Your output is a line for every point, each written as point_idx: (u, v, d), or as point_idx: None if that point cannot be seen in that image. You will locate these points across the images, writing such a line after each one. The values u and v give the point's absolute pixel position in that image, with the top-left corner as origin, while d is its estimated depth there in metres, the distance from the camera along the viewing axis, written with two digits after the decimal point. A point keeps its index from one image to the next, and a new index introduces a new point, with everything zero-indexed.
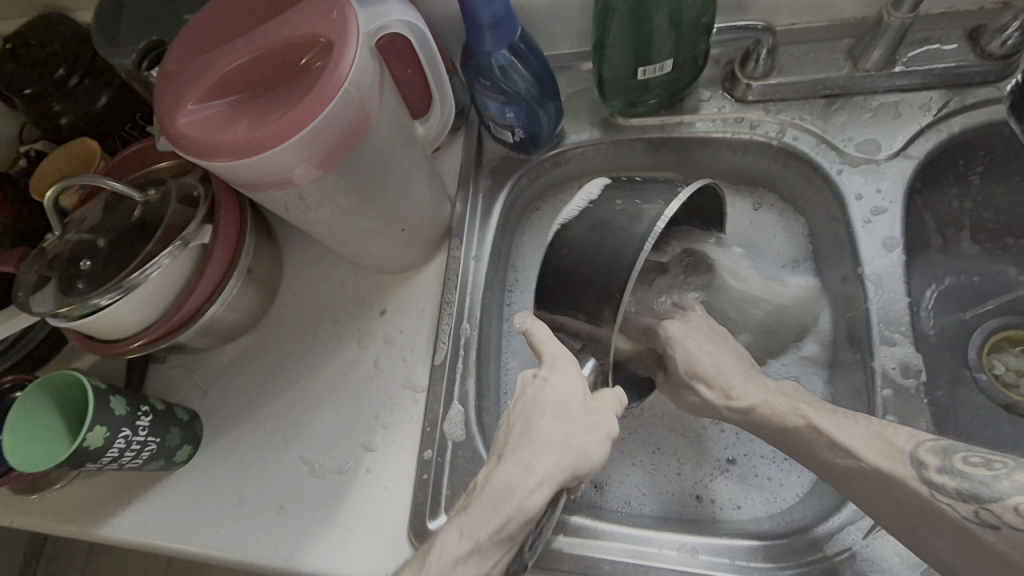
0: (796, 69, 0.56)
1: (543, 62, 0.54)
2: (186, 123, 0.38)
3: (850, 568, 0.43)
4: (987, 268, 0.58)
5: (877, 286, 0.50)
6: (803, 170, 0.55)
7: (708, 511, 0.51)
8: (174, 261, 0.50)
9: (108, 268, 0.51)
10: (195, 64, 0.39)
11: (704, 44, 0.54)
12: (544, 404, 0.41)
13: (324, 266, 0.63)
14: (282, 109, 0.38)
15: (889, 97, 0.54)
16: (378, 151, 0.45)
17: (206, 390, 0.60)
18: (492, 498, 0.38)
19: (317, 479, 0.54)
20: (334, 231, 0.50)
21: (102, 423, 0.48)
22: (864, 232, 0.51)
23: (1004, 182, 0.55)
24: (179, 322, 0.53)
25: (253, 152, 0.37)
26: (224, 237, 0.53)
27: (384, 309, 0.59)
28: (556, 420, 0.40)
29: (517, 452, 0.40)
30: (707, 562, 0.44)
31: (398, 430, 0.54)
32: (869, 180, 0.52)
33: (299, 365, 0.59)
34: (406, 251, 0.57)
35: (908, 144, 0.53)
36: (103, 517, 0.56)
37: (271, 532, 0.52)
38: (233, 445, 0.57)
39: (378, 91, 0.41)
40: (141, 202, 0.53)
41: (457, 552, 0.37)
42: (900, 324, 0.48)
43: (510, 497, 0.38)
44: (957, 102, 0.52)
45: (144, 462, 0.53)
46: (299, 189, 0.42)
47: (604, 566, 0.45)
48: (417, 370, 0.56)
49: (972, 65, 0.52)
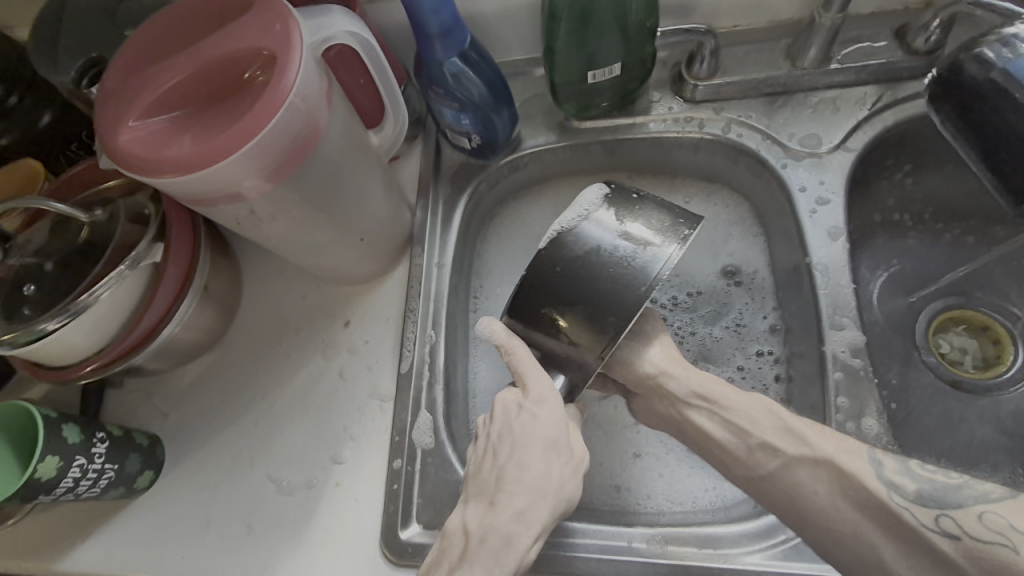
0: (739, 68, 0.58)
1: (495, 68, 0.55)
2: (126, 140, 0.37)
3: (811, 548, 0.44)
4: (928, 252, 0.61)
5: (824, 276, 0.52)
6: (751, 165, 0.57)
7: (680, 505, 0.52)
8: (125, 281, 0.48)
9: (55, 292, 0.50)
10: (135, 80, 0.38)
11: (650, 47, 0.55)
12: (533, 439, 0.43)
13: (284, 279, 0.62)
14: (226, 122, 0.37)
15: (828, 93, 0.57)
16: (330, 161, 0.45)
17: (166, 413, 0.59)
18: (492, 554, 0.39)
19: (285, 496, 0.53)
20: (290, 243, 0.49)
21: (55, 452, 0.46)
22: (810, 223, 0.53)
23: (937, 170, 0.58)
24: (134, 343, 0.51)
25: (198, 167, 0.37)
26: (177, 254, 0.52)
27: (348, 320, 0.59)
28: (543, 454, 0.43)
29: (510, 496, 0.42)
30: (675, 552, 0.45)
31: (366, 440, 0.54)
32: (813, 174, 0.55)
33: (263, 380, 0.58)
34: (367, 260, 0.56)
35: (847, 137, 0.55)
36: (61, 551, 0.54)
37: (241, 552, 0.51)
38: (197, 468, 0.56)
39: (326, 101, 0.41)
40: (88, 223, 0.52)
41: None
42: (848, 309, 0.50)
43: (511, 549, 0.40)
44: (890, 96, 0.55)
45: (102, 490, 0.51)
46: (249, 203, 0.42)
47: (577, 564, 0.46)
48: (384, 379, 0.56)
49: (901, 61, 0.55)
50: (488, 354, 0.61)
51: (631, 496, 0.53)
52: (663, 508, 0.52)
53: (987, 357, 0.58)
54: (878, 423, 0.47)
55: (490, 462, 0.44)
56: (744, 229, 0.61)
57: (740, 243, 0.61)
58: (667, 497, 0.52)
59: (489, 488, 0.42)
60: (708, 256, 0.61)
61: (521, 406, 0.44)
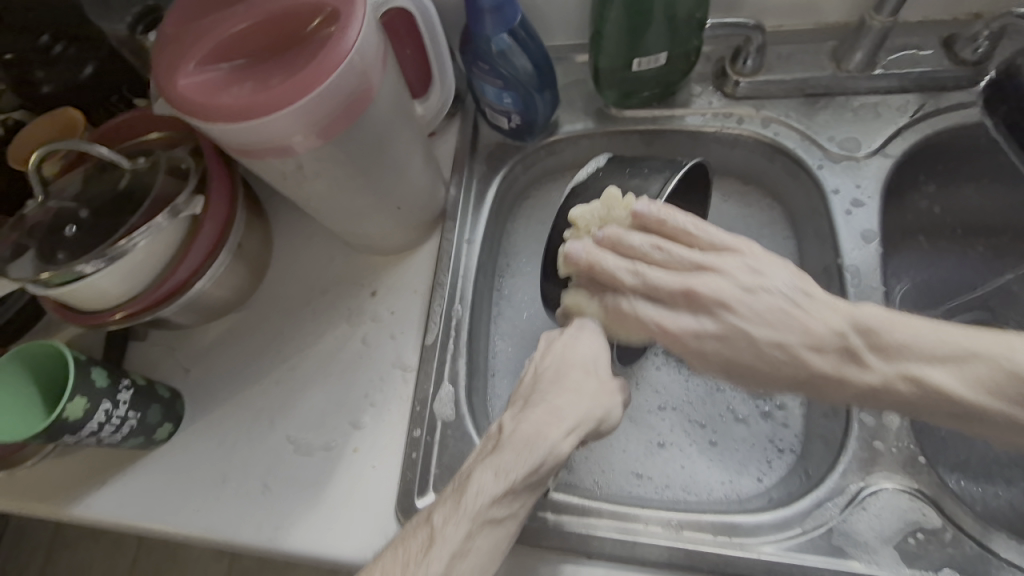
0: (783, 68, 0.58)
1: (542, 49, 0.55)
2: (185, 84, 0.37)
3: (828, 543, 0.44)
4: (954, 266, 0.61)
5: (855, 277, 0.52)
6: (788, 165, 0.58)
7: (699, 496, 0.52)
8: (163, 230, 0.49)
9: (93, 236, 0.50)
10: (197, 26, 0.39)
11: (697, 40, 0.55)
12: (574, 355, 0.43)
13: (314, 245, 0.63)
14: (285, 74, 0.38)
15: (870, 98, 0.57)
16: (378, 124, 0.45)
17: (188, 368, 0.59)
18: (523, 440, 0.39)
19: (303, 457, 0.53)
20: (330, 205, 0.50)
21: (82, 394, 0.47)
22: (844, 224, 0.53)
23: (973, 183, 0.59)
24: (165, 293, 0.52)
25: (254, 116, 0.37)
26: (214, 209, 0.52)
27: (375, 290, 0.59)
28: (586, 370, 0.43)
29: (546, 400, 0.41)
30: (690, 537, 0.46)
31: (387, 408, 0.54)
32: (849, 176, 0.55)
33: (289, 342, 0.59)
34: (400, 230, 0.57)
35: (886, 143, 0.55)
36: (76, 497, 0.55)
37: (256, 510, 0.52)
38: (218, 422, 0.56)
39: (381, 64, 0.42)
40: (129, 170, 0.52)
41: (493, 492, 0.38)
42: None
43: (542, 441, 0.39)
44: (932, 105, 0.55)
45: (123, 438, 0.52)
46: (298, 158, 0.42)
47: (592, 543, 0.46)
48: (408, 350, 0.56)
49: (946, 70, 0.55)
50: (512, 333, 0.61)
51: (651, 482, 0.53)
52: (679, 497, 0.53)
53: None
54: (900, 419, 0.48)
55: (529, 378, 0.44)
56: (775, 231, 0.61)
57: (771, 245, 0.61)
58: (683, 487, 0.53)
59: (526, 392, 0.43)
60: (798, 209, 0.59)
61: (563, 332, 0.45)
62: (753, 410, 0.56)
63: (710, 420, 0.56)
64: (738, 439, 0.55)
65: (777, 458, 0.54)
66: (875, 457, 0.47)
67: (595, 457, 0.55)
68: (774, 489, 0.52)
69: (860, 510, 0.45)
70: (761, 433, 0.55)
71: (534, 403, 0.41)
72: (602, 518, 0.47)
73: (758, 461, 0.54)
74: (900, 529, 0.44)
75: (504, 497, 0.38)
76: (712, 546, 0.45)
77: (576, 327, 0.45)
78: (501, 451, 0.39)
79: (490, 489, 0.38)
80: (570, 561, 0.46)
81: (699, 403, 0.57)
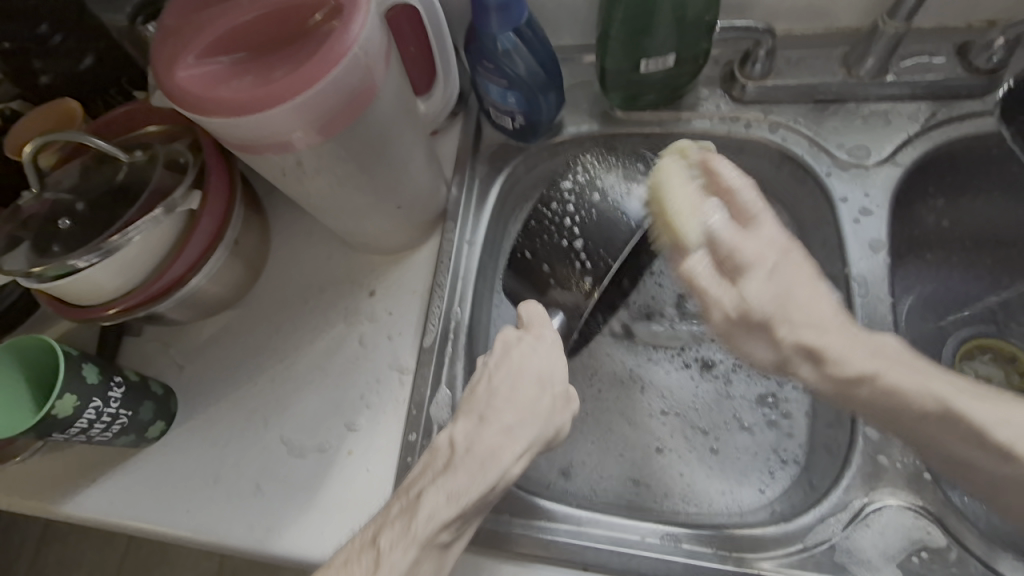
0: (793, 72, 0.57)
1: (548, 49, 0.54)
2: (184, 77, 0.36)
3: (830, 560, 0.43)
4: (962, 278, 0.61)
5: (862, 288, 0.51)
6: (795, 172, 0.57)
7: (700, 506, 0.52)
8: (159, 225, 0.48)
9: (87, 230, 0.49)
10: (197, 18, 0.38)
11: (706, 43, 0.54)
12: (532, 367, 0.43)
13: (313, 242, 0.62)
14: (286, 68, 0.37)
15: (880, 105, 0.56)
16: (380, 121, 0.44)
17: (182, 366, 0.58)
18: (478, 462, 0.39)
19: (296, 458, 0.52)
20: (329, 203, 0.49)
21: (73, 390, 0.46)
22: (852, 233, 0.52)
23: (983, 194, 0.58)
24: (161, 289, 0.51)
25: (253, 111, 0.36)
26: (212, 204, 0.51)
27: (373, 290, 0.58)
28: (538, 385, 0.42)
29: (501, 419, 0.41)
30: (689, 550, 0.45)
31: (382, 411, 0.53)
32: (858, 185, 0.54)
33: (285, 340, 0.58)
34: (399, 230, 0.56)
35: (896, 151, 0.54)
36: (65, 493, 0.54)
37: (247, 512, 0.51)
38: (211, 421, 0.55)
39: (384, 60, 0.41)
40: (127, 163, 0.52)
41: (444, 517, 0.37)
42: (884, 323, 0.50)
43: (495, 464, 0.39)
44: (944, 114, 0.54)
45: (114, 436, 0.51)
46: (297, 154, 0.41)
47: (588, 554, 0.45)
48: (405, 351, 0.55)
49: (960, 78, 0.54)
50: None
51: (650, 492, 0.53)
52: (679, 507, 0.52)
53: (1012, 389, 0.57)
54: None
55: (484, 383, 0.43)
56: None
57: None
58: (682, 496, 0.52)
59: (480, 406, 0.42)
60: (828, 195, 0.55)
61: (521, 338, 0.45)
62: (758, 419, 0.55)
63: (712, 428, 0.55)
64: (740, 448, 0.54)
65: (779, 467, 0.53)
66: (879, 472, 0.46)
67: (594, 464, 0.54)
68: (776, 501, 0.51)
69: (864, 527, 0.44)
70: (765, 442, 0.54)
71: (488, 420, 0.41)
72: (599, 529, 0.46)
73: (760, 472, 0.53)
74: (903, 547, 0.43)
75: (452, 522, 0.38)
76: (711, 560, 0.44)
77: (535, 339, 0.44)
78: (454, 472, 0.39)
79: (442, 517, 0.37)
80: (566, 572, 0.45)
81: (699, 409, 0.56)
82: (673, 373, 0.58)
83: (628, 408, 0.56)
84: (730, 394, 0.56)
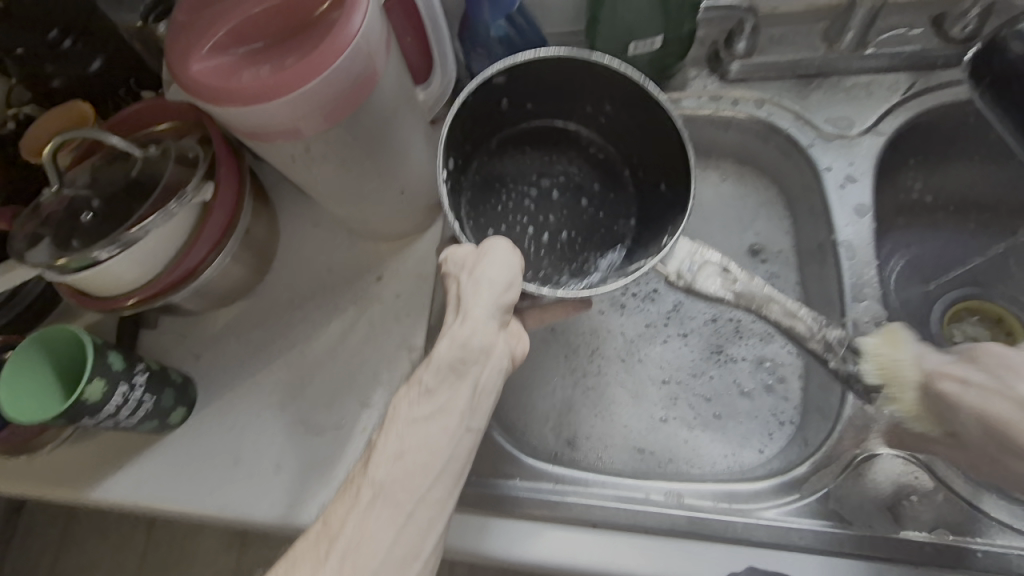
0: (776, 49, 0.59)
1: (539, 36, 0.56)
2: (197, 69, 0.38)
3: (823, 507, 0.46)
4: (948, 242, 0.64)
5: (848, 252, 0.53)
6: (781, 144, 0.59)
7: (703, 467, 0.54)
8: (176, 216, 0.50)
9: (106, 225, 0.51)
10: (210, 12, 0.39)
11: (690, 25, 0.56)
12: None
13: (321, 230, 0.64)
14: (294, 57, 0.39)
15: (862, 77, 0.58)
16: (382, 108, 0.46)
17: (200, 355, 0.61)
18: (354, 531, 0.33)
19: (314, 437, 0.55)
20: (335, 187, 0.51)
21: (101, 376, 0.48)
22: (836, 199, 0.55)
23: (965, 160, 0.60)
24: (176, 279, 0.53)
25: (266, 99, 0.38)
26: (224, 196, 0.53)
27: (380, 275, 0.60)
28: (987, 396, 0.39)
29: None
30: (692, 504, 0.47)
31: (394, 389, 0.56)
32: (844, 154, 0.56)
33: (297, 327, 0.60)
34: (404, 215, 0.58)
35: (878, 121, 0.56)
36: (94, 480, 0.56)
37: (269, 488, 0.53)
38: (230, 407, 0.58)
39: (384, 48, 0.43)
40: (141, 159, 0.54)
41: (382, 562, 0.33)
42: (871, 284, 0.52)
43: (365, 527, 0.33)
44: (923, 83, 0.56)
45: (139, 421, 0.53)
46: (306, 140, 0.43)
47: (597, 513, 0.47)
48: (414, 331, 0.57)
49: (936, 49, 0.56)
50: None
51: (653, 458, 0.55)
52: (683, 470, 0.54)
53: None
54: None
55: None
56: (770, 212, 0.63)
57: (767, 227, 0.63)
58: (687, 461, 0.55)
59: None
60: (819, 163, 0.56)
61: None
62: (756, 383, 0.58)
63: (714, 396, 0.58)
64: (740, 415, 0.57)
65: (724, 325, 0.61)
66: (866, 424, 0.48)
67: (595, 434, 0.57)
68: (775, 459, 0.54)
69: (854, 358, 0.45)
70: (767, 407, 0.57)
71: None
72: (619, 491, 0.48)
73: (759, 434, 0.56)
74: (893, 493, 0.46)
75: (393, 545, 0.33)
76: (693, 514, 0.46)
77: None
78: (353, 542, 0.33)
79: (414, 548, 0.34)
80: (576, 532, 0.47)
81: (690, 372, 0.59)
82: (668, 346, 0.60)
83: (629, 378, 0.59)
84: (734, 360, 0.59)
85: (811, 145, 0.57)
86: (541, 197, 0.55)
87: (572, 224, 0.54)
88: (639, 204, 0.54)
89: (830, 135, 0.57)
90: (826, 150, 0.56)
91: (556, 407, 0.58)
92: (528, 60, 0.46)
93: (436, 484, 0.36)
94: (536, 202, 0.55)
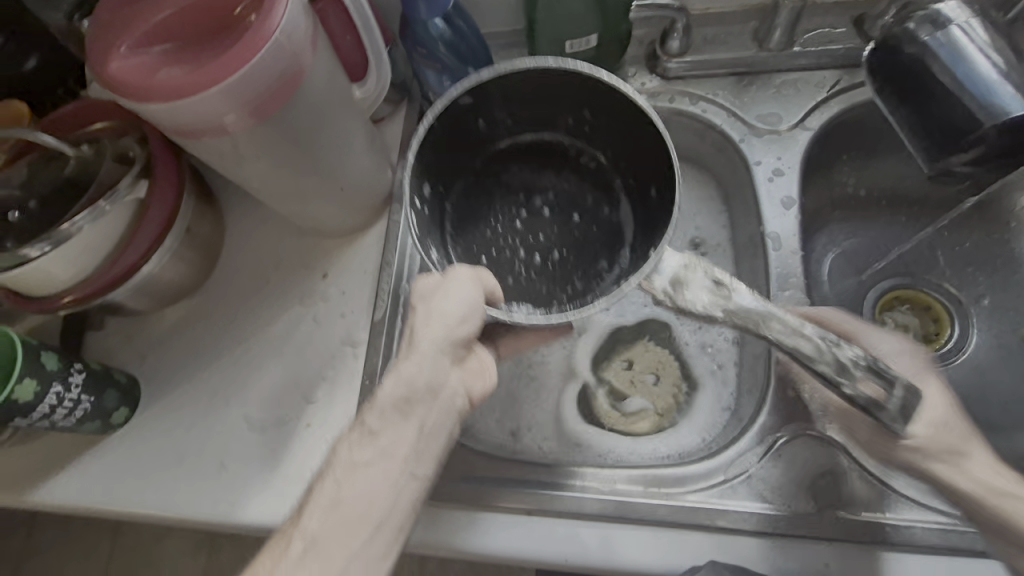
0: (709, 48, 0.61)
1: (476, 33, 0.57)
2: (117, 68, 0.39)
3: (746, 488, 0.47)
4: (879, 233, 0.66)
5: (775, 244, 0.55)
6: (717, 140, 0.61)
7: (641, 455, 0.56)
8: (108, 214, 0.50)
9: (39, 225, 0.51)
10: (131, 11, 0.40)
11: (625, 23, 0.58)
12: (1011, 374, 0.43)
13: (268, 229, 0.64)
14: (214, 55, 0.39)
15: (791, 75, 0.60)
16: (313, 105, 0.47)
17: (145, 355, 0.60)
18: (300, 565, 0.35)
19: (257, 434, 0.55)
20: (272, 185, 0.52)
21: (32, 376, 0.48)
22: (765, 192, 0.57)
23: (891, 155, 0.63)
24: (113, 278, 0.53)
25: (185, 96, 0.39)
26: (162, 194, 0.53)
27: (326, 273, 0.61)
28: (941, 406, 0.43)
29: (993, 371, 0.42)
30: (623, 489, 0.49)
31: (338, 385, 0.56)
32: (773, 150, 0.58)
33: (242, 325, 0.60)
34: (347, 212, 0.58)
35: (806, 117, 0.59)
36: (35, 483, 0.56)
37: (212, 486, 0.53)
38: (173, 406, 0.58)
39: (310, 46, 0.44)
40: (75, 157, 0.53)
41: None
42: (797, 274, 0.54)
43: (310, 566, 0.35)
44: (847, 80, 0.59)
45: (77, 421, 0.53)
46: (233, 138, 0.44)
47: (532, 502, 0.48)
48: (358, 326, 0.58)
49: (859, 48, 0.59)
50: None
51: (594, 449, 0.56)
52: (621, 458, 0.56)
53: (928, 333, 0.62)
54: None
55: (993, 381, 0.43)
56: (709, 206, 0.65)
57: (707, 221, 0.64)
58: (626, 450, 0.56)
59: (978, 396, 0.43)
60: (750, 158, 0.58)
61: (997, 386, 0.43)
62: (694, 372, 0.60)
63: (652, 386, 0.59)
64: None
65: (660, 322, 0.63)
66: (789, 408, 0.50)
67: (538, 426, 0.58)
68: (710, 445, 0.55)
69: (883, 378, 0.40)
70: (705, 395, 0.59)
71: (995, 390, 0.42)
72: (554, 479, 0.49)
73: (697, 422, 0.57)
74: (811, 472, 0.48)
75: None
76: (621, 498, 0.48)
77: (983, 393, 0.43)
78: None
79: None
80: (511, 520, 0.48)
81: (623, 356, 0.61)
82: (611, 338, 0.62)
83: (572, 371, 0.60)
84: None
85: (743, 141, 0.59)
86: (541, 220, 0.51)
87: (560, 234, 0.49)
88: (637, 213, 0.47)
89: (761, 131, 0.59)
90: (757, 145, 0.58)
91: (501, 400, 0.59)
92: (493, 73, 0.41)
93: (378, 534, 0.37)
94: (529, 224, 0.50)
